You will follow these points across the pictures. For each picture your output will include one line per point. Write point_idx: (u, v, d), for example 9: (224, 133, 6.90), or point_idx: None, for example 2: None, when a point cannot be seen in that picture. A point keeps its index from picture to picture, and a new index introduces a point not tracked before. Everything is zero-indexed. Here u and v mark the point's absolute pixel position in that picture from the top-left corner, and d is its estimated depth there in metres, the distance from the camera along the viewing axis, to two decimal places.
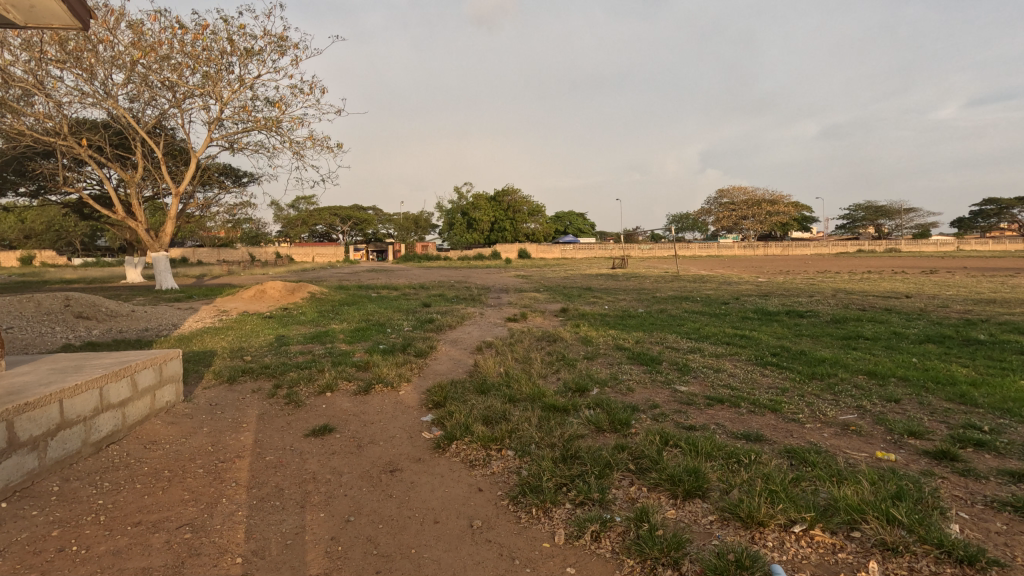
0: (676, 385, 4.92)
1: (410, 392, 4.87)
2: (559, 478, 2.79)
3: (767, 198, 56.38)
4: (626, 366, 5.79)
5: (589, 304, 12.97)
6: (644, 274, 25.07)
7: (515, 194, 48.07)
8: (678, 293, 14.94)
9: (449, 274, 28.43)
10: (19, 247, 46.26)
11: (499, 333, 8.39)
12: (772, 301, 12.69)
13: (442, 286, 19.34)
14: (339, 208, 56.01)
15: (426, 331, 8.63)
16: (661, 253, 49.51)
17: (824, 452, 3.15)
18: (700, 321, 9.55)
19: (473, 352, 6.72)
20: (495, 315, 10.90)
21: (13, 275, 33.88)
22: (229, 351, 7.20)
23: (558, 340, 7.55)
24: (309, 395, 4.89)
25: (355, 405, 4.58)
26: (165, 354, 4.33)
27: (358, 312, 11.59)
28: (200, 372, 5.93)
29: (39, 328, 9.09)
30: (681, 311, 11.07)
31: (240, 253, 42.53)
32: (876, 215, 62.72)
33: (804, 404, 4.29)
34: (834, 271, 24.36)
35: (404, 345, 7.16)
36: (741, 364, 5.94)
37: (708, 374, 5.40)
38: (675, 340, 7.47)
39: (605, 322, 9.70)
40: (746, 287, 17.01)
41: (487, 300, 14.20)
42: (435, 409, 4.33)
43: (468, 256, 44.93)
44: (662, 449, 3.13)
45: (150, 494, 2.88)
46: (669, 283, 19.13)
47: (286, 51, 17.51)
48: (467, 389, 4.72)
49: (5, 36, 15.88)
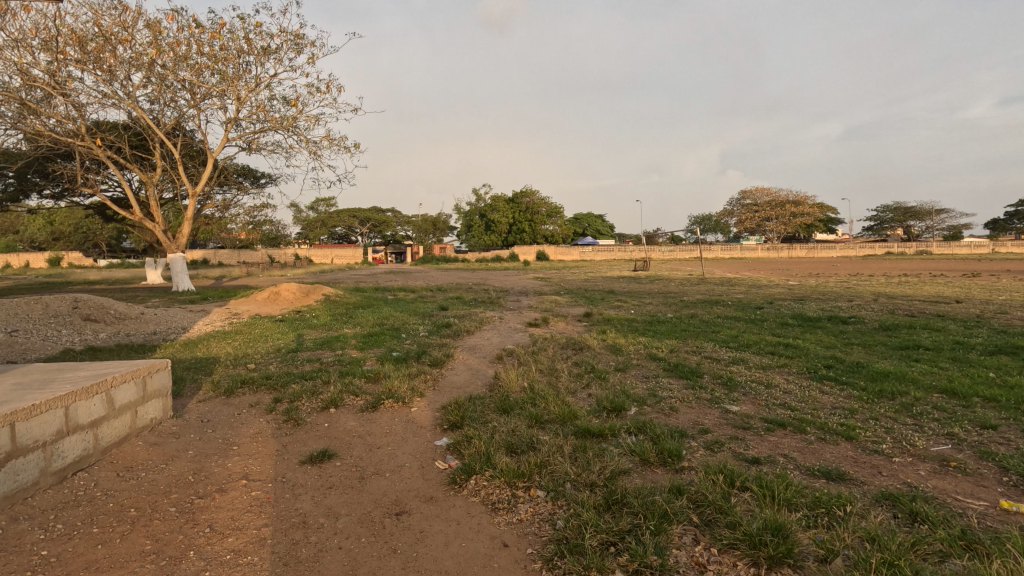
0: (727, 405, 4.29)
1: (424, 409, 4.33)
2: (605, 535, 2.22)
3: (792, 199, 54.99)
4: (664, 380, 5.20)
5: (614, 308, 12.36)
6: (667, 276, 24.28)
7: (533, 195, 47.52)
8: (707, 297, 14.20)
9: (466, 275, 27.97)
10: (48, 249, 47.24)
11: (521, 340, 7.81)
12: (809, 305, 11.92)
13: (460, 288, 18.88)
14: (358, 210, 56.11)
15: (442, 337, 8.07)
16: (682, 255, 48.50)
17: (933, 500, 2.53)
18: (737, 328, 8.87)
19: (493, 361, 6.14)
20: (515, 319, 10.32)
21: (40, 276, 34.40)
22: (233, 358, 6.77)
23: (585, 348, 6.97)
24: (311, 410, 4.40)
25: (361, 425, 4.06)
26: (149, 367, 3.86)
27: (373, 315, 11.12)
28: (198, 382, 5.50)
29: (45, 331, 8.78)
30: (713, 316, 10.37)
31: (260, 254, 42.73)
32: (906, 216, 60.83)
33: (883, 431, 3.64)
34: (868, 275, 23.28)
35: (419, 353, 6.62)
36: (793, 377, 5.28)
37: (759, 391, 4.76)
38: (713, 350, 6.82)
39: (633, 327, 9.09)
40: (778, 290, 16.23)
41: (506, 303, 13.69)
42: (450, 431, 3.79)
43: (486, 257, 44.55)
44: (729, 493, 2.54)
45: (103, 544, 2.37)
46: (696, 286, 18.39)
47: (302, 49, 17.29)
48: (487, 407, 4.17)
49: (25, 36, 15.84)
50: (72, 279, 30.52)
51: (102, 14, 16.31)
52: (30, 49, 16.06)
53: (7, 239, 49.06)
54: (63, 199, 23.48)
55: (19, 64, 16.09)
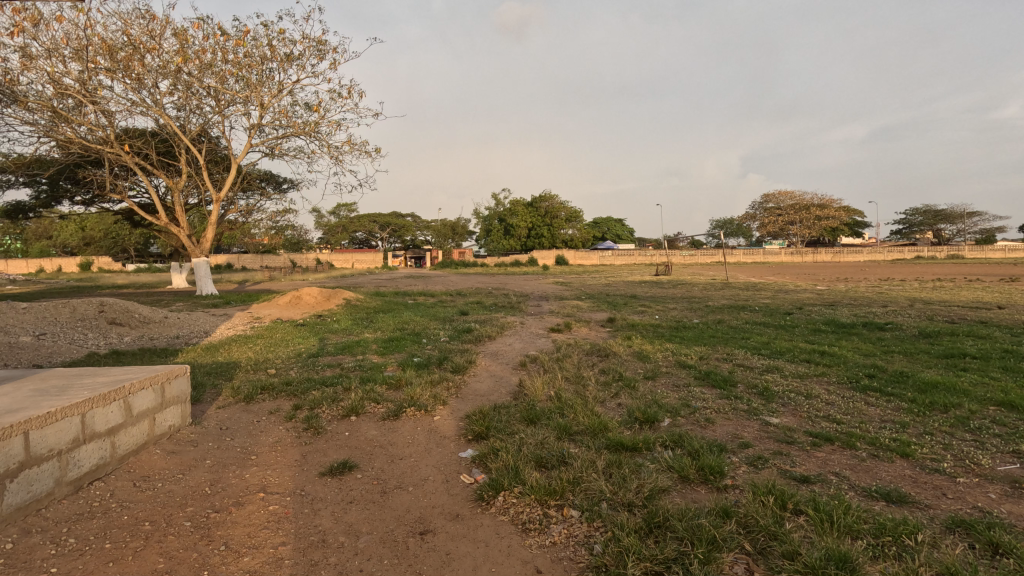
0: (766, 416, 4.05)
1: (447, 418, 4.18)
2: (648, 563, 2.03)
3: (816, 202, 53.89)
4: (697, 389, 4.97)
5: (637, 313, 12.10)
6: (690, 281, 23.89)
7: (552, 200, 47.34)
8: (734, 302, 13.85)
9: (485, 280, 27.88)
10: (79, 254, 48.52)
11: (544, 346, 7.63)
12: (841, 311, 11.53)
13: (481, 293, 18.78)
14: (379, 216, 56.59)
15: (463, 342, 7.93)
16: (703, 259, 47.81)
17: (1012, 528, 2.28)
18: (767, 334, 8.56)
19: (516, 368, 5.97)
20: (537, 325, 10.14)
21: (71, 280, 35.26)
22: (253, 363, 6.71)
23: (611, 355, 6.76)
24: (331, 418, 4.28)
25: (382, 434, 3.92)
26: (167, 373, 3.78)
27: (394, 320, 11.05)
28: (218, 387, 5.43)
29: (72, 334, 8.88)
30: (742, 323, 10.06)
31: (282, 259, 43.26)
32: (936, 219, 59.17)
33: (941, 448, 3.37)
34: (899, 280, 22.61)
35: (441, 359, 6.48)
36: (834, 387, 5.00)
37: (799, 402, 4.50)
38: (745, 358, 6.55)
39: (659, 333, 8.85)
40: (806, 295, 15.78)
41: (527, 308, 13.53)
42: (475, 442, 3.63)
43: (505, 262, 44.47)
44: (781, 517, 2.33)
45: (115, 561, 2.26)
46: (720, 291, 18.01)
47: (325, 55, 17.44)
48: (513, 417, 3.99)
49: (58, 46, 16.22)
50: (101, 283, 31.24)
51: (131, 24, 16.65)
52: (63, 59, 16.44)
53: (41, 244, 50.57)
54: (93, 205, 24.03)
55: (52, 74, 16.49)
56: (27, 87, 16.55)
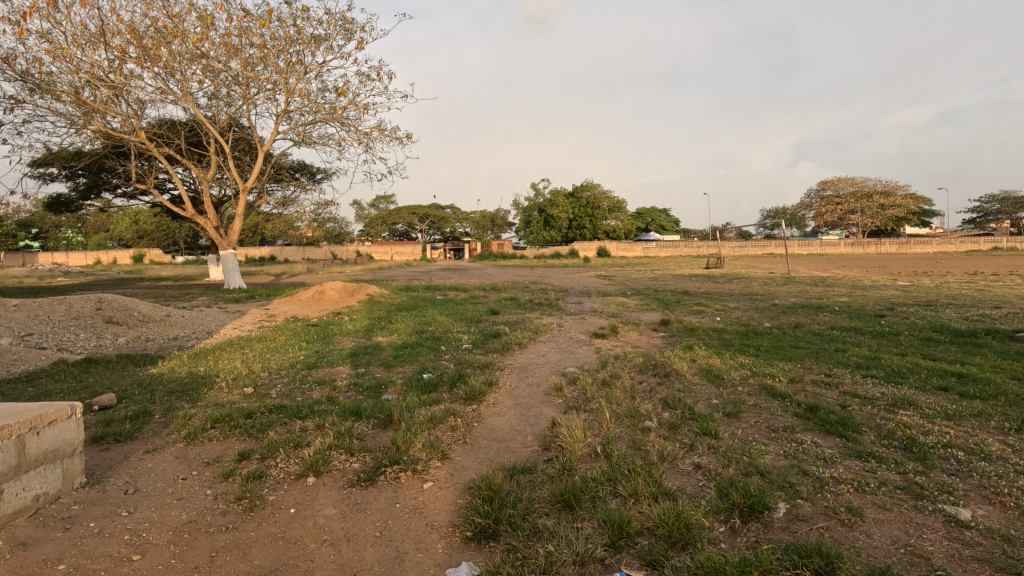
0: (947, 506, 2.50)
1: (443, 489, 2.84)
2: None
3: (879, 190, 49.93)
4: (807, 440, 3.44)
5: (695, 313, 10.47)
6: (747, 274, 21.93)
7: (594, 189, 45.35)
8: (806, 301, 11.94)
9: (523, 273, 26.51)
10: (133, 247, 50.14)
11: (586, 359, 6.16)
12: (946, 313, 9.52)
13: (517, 288, 17.46)
14: (418, 208, 56.09)
15: (488, 353, 6.56)
16: (754, 251, 45.01)
17: None
18: (867, 346, 6.83)
19: (550, 395, 4.55)
20: (578, 328, 8.65)
21: (119, 273, 35.91)
22: (232, 377, 5.55)
23: (673, 375, 5.27)
24: (282, 480, 3.01)
25: (341, 517, 2.61)
26: (33, 420, 2.58)
27: (415, 320, 9.80)
28: (168, 416, 4.24)
29: (59, 335, 8.02)
30: (827, 328, 8.30)
31: (322, 251, 43.17)
32: (1016, 207, 53.93)
33: None
34: (990, 273, 20.00)
35: (454, 378, 5.11)
36: (1017, 442, 3.37)
37: (982, 472, 2.91)
38: (855, 382, 4.91)
39: (728, 343, 7.24)
40: (891, 292, 13.62)
41: (567, 306, 12.07)
42: (477, 545, 2.29)
43: (545, 254, 43.06)
44: None
45: None
46: (784, 286, 16.02)
47: (352, 35, 16.40)
48: (539, 496, 2.62)
49: (85, 32, 15.69)
50: (145, 275, 31.54)
51: (153, 6, 15.91)
52: (89, 46, 15.91)
53: (98, 236, 51.98)
54: (133, 197, 23.97)
55: (80, 63, 16.00)
56: (56, 76, 16.13)
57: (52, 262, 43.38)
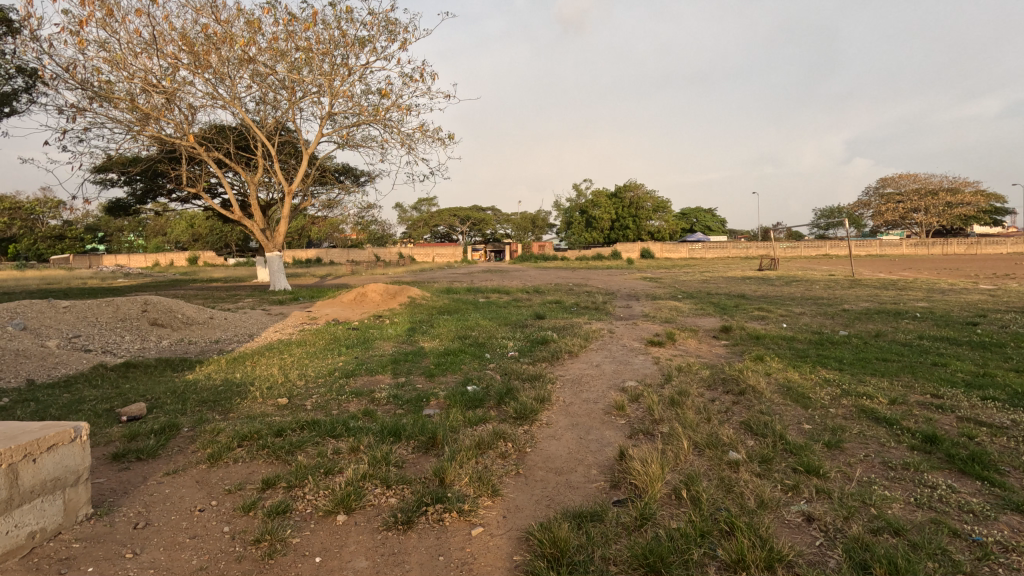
0: None
1: (496, 538, 2.35)
2: None
3: (946, 187, 46.72)
4: (941, 484, 2.77)
5: (757, 320, 9.65)
6: (805, 277, 20.67)
7: (638, 189, 44.24)
8: (880, 306, 10.91)
9: (567, 275, 25.93)
10: (189, 249, 52.22)
11: (645, 371, 5.56)
12: None
13: (561, 290, 16.89)
14: (459, 210, 56.24)
15: (536, 362, 6.05)
16: (808, 253, 42.87)
17: None
18: (970, 360, 5.94)
19: (612, 415, 4.00)
20: (631, 335, 8.01)
21: (175, 274, 37.26)
22: (266, 386, 5.24)
23: (750, 393, 4.61)
24: (309, 517, 2.59)
25: (375, 571, 2.16)
26: (30, 445, 2.24)
27: (457, 324, 9.39)
28: (196, 431, 3.92)
29: (105, 337, 8.01)
30: (914, 338, 7.38)
31: (365, 253, 43.71)
32: None
33: None
34: None
35: (502, 392, 4.61)
36: None
37: None
38: (977, 407, 4.12)
39: (803, 354, 6.48)
40: (976, 297, 12.32)
41: (615, 310, 11.43)
42: None
43: (587, 256, 42.29)
44: None
45: None
46: (851, 290, 14.85)
47: (396, 36, 16.27)
48: (615, 557, 2.10)
49: (142, 41, 16.10)
50: (198, 277, 32.53)
51: (203, 12, 16.16)
52: (144, 54, 16.31)
53: (157, 239, 54.48)
54: (188, 200, 24.67)
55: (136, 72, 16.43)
56: (115, 85, 16.62)
57: (116, 264, 45.72)
